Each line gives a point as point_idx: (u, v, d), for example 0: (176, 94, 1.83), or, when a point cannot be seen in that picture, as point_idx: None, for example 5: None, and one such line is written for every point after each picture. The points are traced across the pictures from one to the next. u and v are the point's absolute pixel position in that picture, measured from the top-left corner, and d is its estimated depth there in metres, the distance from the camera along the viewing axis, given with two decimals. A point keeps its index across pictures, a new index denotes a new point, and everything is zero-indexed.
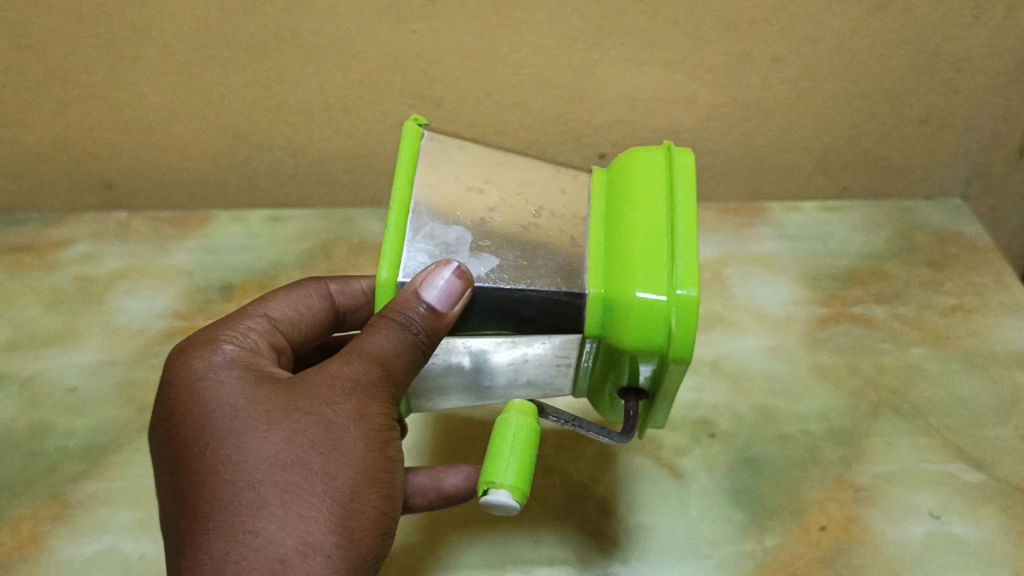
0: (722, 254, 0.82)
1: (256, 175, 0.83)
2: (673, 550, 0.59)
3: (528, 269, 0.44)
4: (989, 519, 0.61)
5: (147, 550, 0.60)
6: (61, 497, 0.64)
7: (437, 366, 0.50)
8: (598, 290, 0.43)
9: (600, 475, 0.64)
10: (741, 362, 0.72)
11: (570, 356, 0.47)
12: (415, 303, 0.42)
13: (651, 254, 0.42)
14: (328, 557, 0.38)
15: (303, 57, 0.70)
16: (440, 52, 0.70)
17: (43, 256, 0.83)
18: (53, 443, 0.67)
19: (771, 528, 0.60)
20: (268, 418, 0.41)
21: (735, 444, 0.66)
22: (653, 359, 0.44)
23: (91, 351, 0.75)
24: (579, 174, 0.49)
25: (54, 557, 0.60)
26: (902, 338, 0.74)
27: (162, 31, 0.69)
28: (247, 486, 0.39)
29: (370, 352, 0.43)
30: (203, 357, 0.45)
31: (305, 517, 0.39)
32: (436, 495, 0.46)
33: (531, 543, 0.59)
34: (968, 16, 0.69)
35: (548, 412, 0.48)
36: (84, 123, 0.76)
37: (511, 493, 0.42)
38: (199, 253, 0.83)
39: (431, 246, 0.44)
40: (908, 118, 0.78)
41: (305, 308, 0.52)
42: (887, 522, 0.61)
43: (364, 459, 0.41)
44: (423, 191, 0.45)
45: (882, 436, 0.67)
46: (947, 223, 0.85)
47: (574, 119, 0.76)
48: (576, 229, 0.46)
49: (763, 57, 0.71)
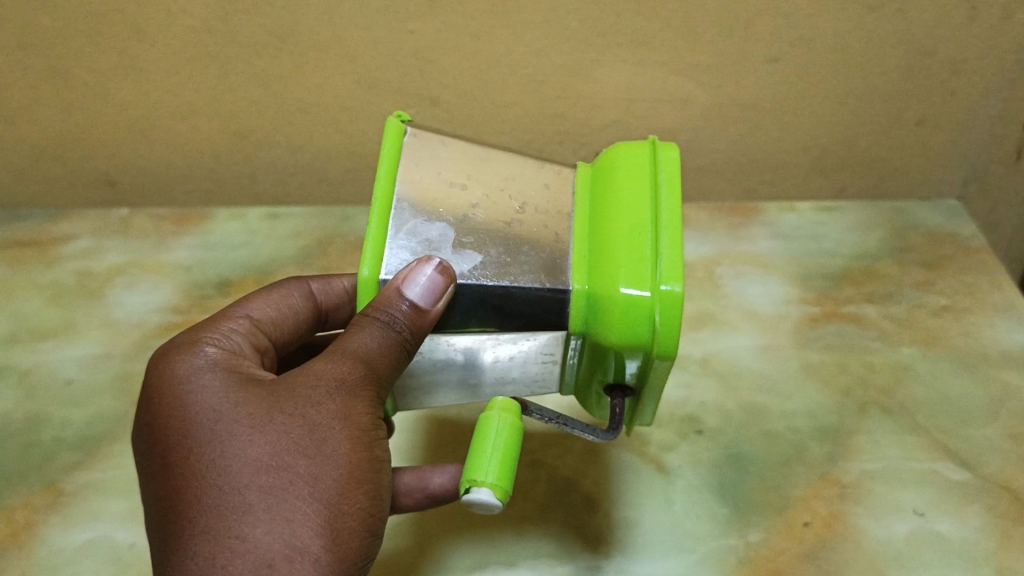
0: (715, 254, 0.82)
1: (255, 173, 0.83)
2: (657, 546, 0.60)
3: (512, 265, 0.44)
4: (973, 517, 0.62)
5: (137, 539, 0.61)
6: (55, 487, 0.65)
7: (424, 363, 0.50)
8: (582, 287, 0.44)
9: (587, 470, 0.64)
10: (730, 360, 0.73)
11: (555, 353, 0.48)
12: (397, 300, 0.42)
13: (635, 252, 0.43)
14: (315, 560, 0.39)
15: (301, 56, 0.71)
16: (436, 52, 0.71)
17: (44, 250, 0.84)
18: (49, 434, 0.68)
19: (754, 524, 0.61)
20: (253, 422, 0.42)
21: (721, 441, 0.66)
22: (638, 356, 0.44)
23: (90, 345, 0.76)
24: (563, 169, 0.50)
25: (46, 545, 0.61)
26: (893, 337, 0.74)
27: (163, 30, 0.69)
28: (232, 491, 0.40)
29: (353, 351, 0.43)
30: (184, 360, 0.45)
31: (291, 521, 0.39)
32: (422, 494, 0.47)
33: (515, 537, 0.60)
34: (964, 17, 0.69)
35: (531, 410, 0.48)
36: (86, 121, 0.77)
37: (492, 491, 0.42)
38: (197, 249, 0.84)
39: (413, 243, 0.44)
40: (905, 119, 0.78)
41: (287, 308, 0.52)
42: (870, 519, 0.62)
43: (350, 460, 0.42)
44: (405, 187, 0.45)
45: (870, 435, 0.67)
46: (942, 223, 0.85)
47: (569, 119, 0.76)
48: (560, 226, 0.46)
49: (758, 58, 0.71)
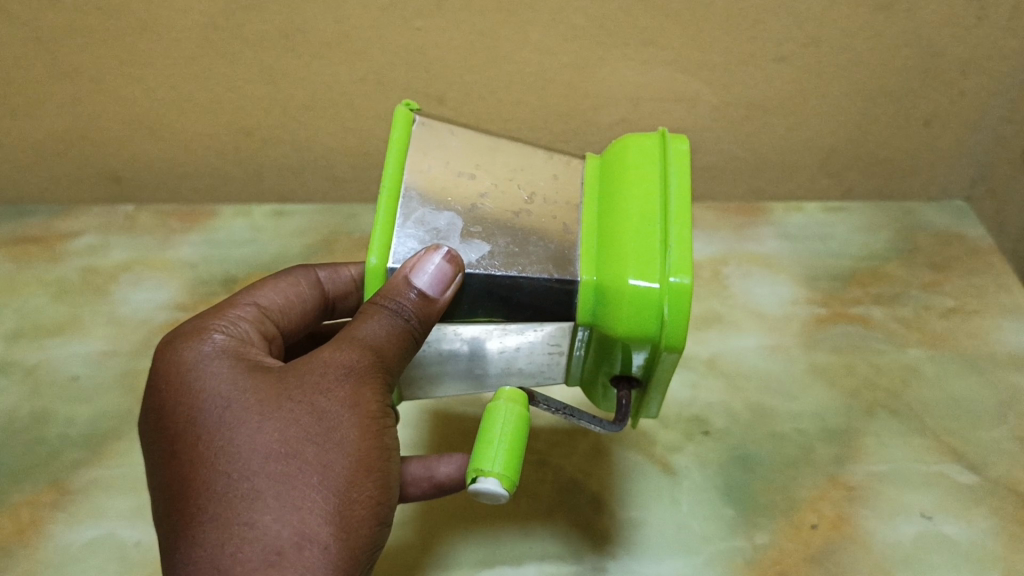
0: (722, 254, 0.82)
1: (262, 170, 0.83)
2: (664, 546, 0.59)
3: (520, 256, 0.44)
4: (981, 519, 0.61)
5: (142, 537, 0.61)
6: (60, 484, 0.64)
7: (431, 354, 0.50)
8: (591, 278, 0.44)
9: (593, 470, 0.64)
10: (737, 360, 0.72)
11: (562, 344, 0.48)
12: (405, 289, 0.42)
13: (644, 243, 0.43)
14: (324, 548, 0.39)
15: (309, 53, 0.71)
16: (444, 49, 0.71)
17: (50, 247, 0.84)
18: (54, 431, 0.68)
19: (761, 526, 0.60)
20: (261, 409, 0.41)
21: (728, 442, 0.66)
22: (646, 348, 0.44)
23: (95, 340, 0.75)
24: (572, 159, 0.49)
25: (51, 542, 0.61)
26: (900, 339, 0.74)
27: (171, 27, 0.70)
28: (241, 478, 0.40)
29: (361, 339, 0.43)
30: (191, 347, 0.45)
31: (300, 509, 0.39)
32: (429, 484, 0.46)
33: (521, 536, 0.60)
34: (973, 17, 0.69)
35: (538, 401, 0.48)
36: (93, 116, 0.78)
37: (499, 481, 0.42)
38: (203, 246, 0.84)
39: (421, 232, 0.44)
40: (912, 119, 0.78)
41: (294, 297, 0.52)
42: (878, 521, 0.61)
43: (359, 448, 0.41)
44: (413, 177, 0.45)
45: (877, 437, 0.67)
46: (949, 224, 0.85)
47: (576, 117, 0.77)
48: (568, 216, 0.46)
49: (765, 57, 0.71)
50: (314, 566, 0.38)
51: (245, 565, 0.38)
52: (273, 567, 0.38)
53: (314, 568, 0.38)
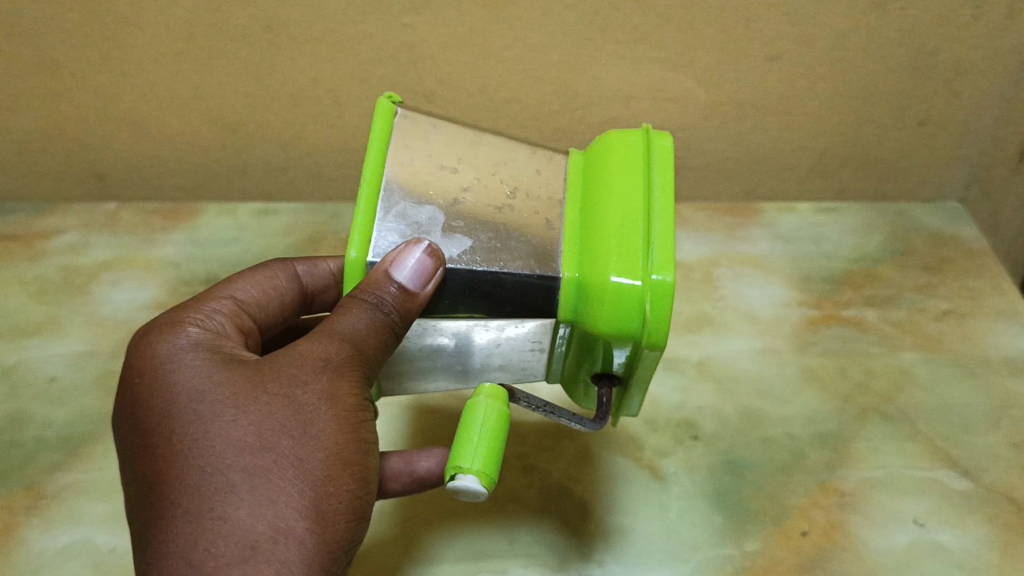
0: (713, 255, 0.81)
1: (248, 167, 0.82)
2: (652, 554, 0.58)
3: (502, 251, 0.43)
4: (975, 527, 0.60)
5: (118, 543, 0.59)
6: (36, 488, 0.62)
7: (411, 348, 0.48)
8: (572, 275, 0.43)
9: (580, 475, 0.62)
10: (728, 362, 0.71)
11: (544, 341, 0.46)
12: (385, 282, 0.41)
13: (627, 239, 0.42)
14: (300, 543, 0.37)
15: (293, 49, 0.70)
16: (430, 46, 0.70)
17: (31, 246, 0.82)
18: (30, 433, 0.66)
19: (751, 533, 0.59)
20: (237, 402, 0.40)
21: (717, 446, 0.65)
22: (627, 346, 0.43)
23: (72, 342, 0.74)
24: (556, 155, 0.48)
25: (24, 548, 0.59)
26: (893, 342, 0.73)
27: (154, 22, 0.68)
28: (215, 471, 0.38)
29: (340, 331, 0.42)
30: (166, 340, 0.43)
31: (276, 502, 0.38)
32: (409, 479, 0.45)
33: (506, 542, 0.58)
34: (968, 16, 0.68)
35: (518, 396, 0.47)
36: (75, 113, 0.76)
37: (478, 478, 0.41)
38: (187, 245, 0.82)
39: (402, 226, 0.43)
40: (907, 120, 0.78)
41: (272, 290, 0.50)
42: (870, 529, 0.60)
43: (337, 441, 0.40)
44: (395, 169, 0.44)
45: (870, 442, 0.65)
46: (944, 225, 0.84)
47: (567, 115, 0.76)
48: (552, 212, 0.45)
49: (758, 56, 0.70)
50: (289, 560, 0.37)
51: (218, 560, 0.36)
52: (247, 562, 0.36)
53: (290, 563, 0.37)
